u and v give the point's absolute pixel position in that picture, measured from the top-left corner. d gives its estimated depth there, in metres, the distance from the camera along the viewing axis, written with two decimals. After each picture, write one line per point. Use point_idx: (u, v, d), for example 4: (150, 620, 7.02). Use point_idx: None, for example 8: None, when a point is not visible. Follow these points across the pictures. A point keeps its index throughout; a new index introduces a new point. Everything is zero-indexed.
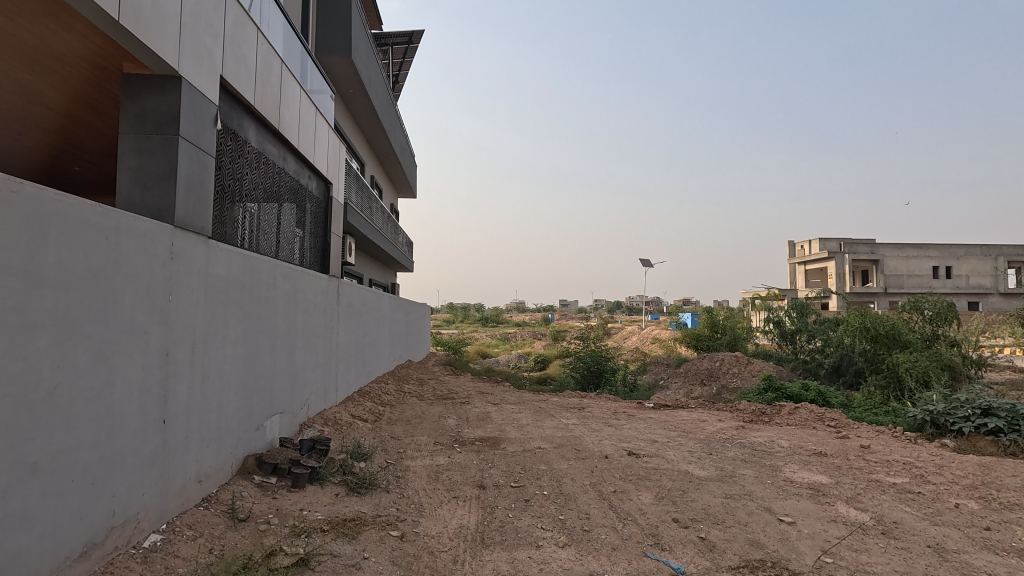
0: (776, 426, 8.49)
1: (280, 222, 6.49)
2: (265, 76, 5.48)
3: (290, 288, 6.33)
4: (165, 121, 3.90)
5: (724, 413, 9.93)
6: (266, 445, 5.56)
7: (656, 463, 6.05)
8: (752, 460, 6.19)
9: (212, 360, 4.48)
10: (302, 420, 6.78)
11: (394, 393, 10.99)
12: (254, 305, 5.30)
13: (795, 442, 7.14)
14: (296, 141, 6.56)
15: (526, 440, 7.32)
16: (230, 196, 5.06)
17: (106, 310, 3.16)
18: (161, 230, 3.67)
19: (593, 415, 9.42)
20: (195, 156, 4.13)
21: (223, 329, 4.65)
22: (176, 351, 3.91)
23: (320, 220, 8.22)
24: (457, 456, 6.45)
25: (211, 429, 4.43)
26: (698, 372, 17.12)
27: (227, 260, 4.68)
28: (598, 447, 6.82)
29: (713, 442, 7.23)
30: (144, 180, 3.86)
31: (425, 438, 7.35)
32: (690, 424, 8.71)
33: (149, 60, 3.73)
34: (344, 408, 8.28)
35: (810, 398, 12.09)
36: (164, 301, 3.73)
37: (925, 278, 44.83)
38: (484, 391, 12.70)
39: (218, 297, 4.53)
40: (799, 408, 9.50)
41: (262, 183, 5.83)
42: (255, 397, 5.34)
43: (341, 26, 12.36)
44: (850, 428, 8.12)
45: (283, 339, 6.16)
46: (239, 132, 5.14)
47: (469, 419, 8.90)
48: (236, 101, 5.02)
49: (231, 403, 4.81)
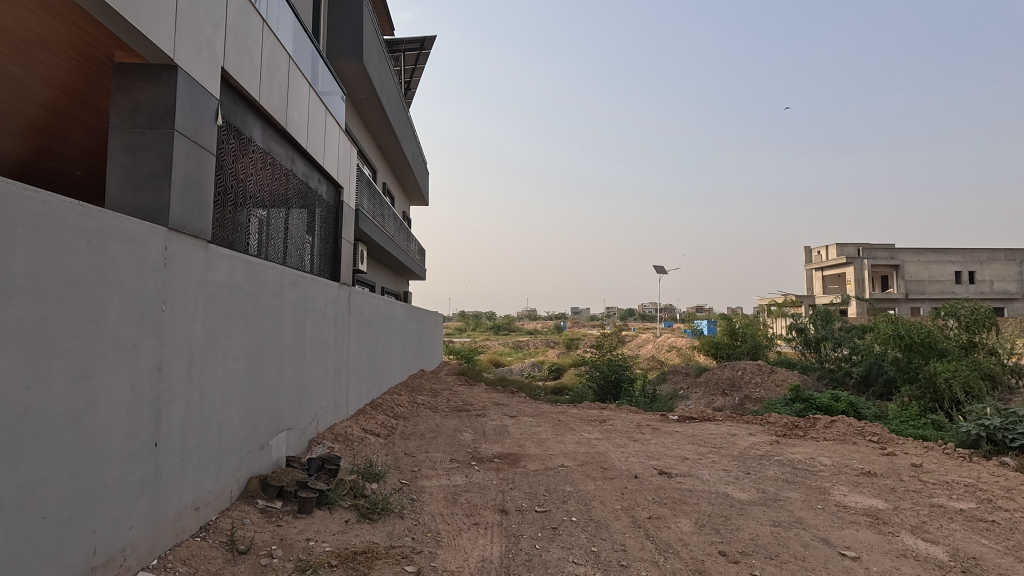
0: (812, 441, 7.96)
1: (287, 228, 6.13)
2: (271, 71, 5.15)
3: (298, 296, 5.98)
4: (159, 114, 3.54)
5: (755, 426, 9.41)
6: (271, 465, 5.20)
7: (690, 484, 5.57)
8: (795, 480, 5.69)
9: (212, 375, 4.12)
10: (311, 437, 6.40)
11: (407, 406, 10.59)
12: (259, 316, 4.95)
13: (838, 459, 6.63)
14: (305, 142, 6.22)
15: (547, 457, 6.88)
16: (233, 198, 4.71)
17: (88, 321, 2.80)
18: (154, 233, 3.33)
19: (615, 429, 8.95)
20: (193, 153, 3.78)
21: (224, 341, 4.31)
22: (171, 368, 3.55)
23: (330, 226, 7.88)
24: (476, 476, 6.03)
25: (211, 450, 4.08)
26: (719, 382, 16.54)
27: (229, 267, 4.35)
28: (626, 466, 6.36)
29: (749, 459, 6.73)
30: (137, 179, 3.51)
31: (441, 455, 6.94)
32: (719, 438, 8.21)
33: (143, 47, 3.38)
34: (355, 422, 7.91)
35: (842, 409, 11.53)
36: (157, 312, 3.38)
37: (946, 284, 43.78)
38: (500, 402, 12.28)
39: (218, 307, 4.18)
40: (835, 420, 8.94)
41: (267, 185, 5.48)
42: (260, 413, 5.00)
43: (352, 29, 12.13)
44: (895, 444, 7.57)
45: (291, 353, 5.81)
46: (242, 130, 4.79)
47: (485, 433, 8.47)
48: (238, 97, 4.67)
49: (233, 422, 4.45)
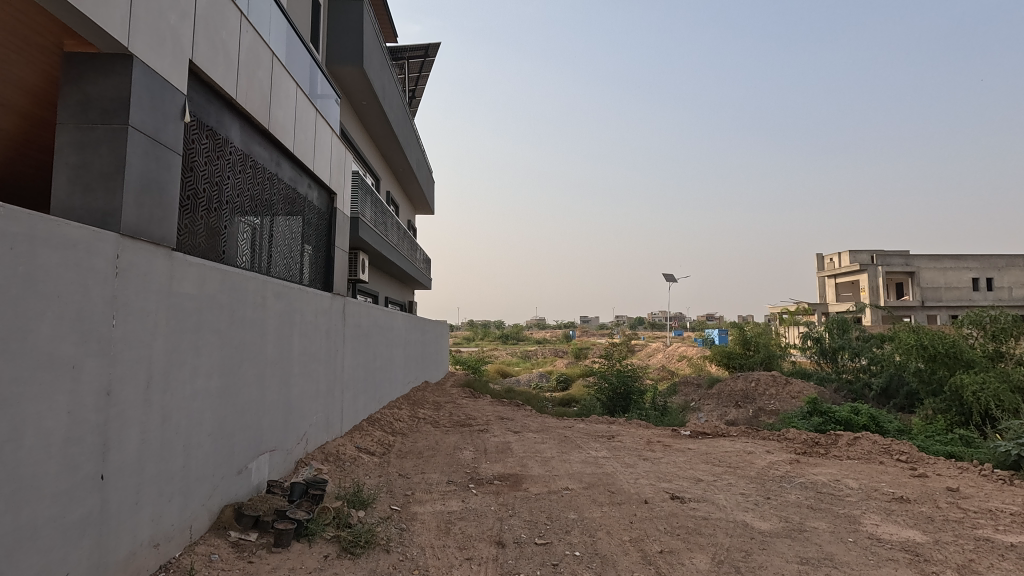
0: (835, 460, 7.45)
1: (272, 235, 5.78)
2: (250, 67, 4.82)
3: (283, 308, 5.61)
4: (113, 108, 3.21)
5: (772, 442, 8.88)
6: (250, 490, 4.82)
7: (705, 511, 5.10)
8: (821, 507, 5.20)
9: (177, 395, 3.73)
10: (299, 457, 6.03)
11: (407, 420, 10.17)
12: (235, 330, 4.58)
13: (865, 482, 6.12)
14: (291, 145, 5.89)
15: (551, 479, 6.42)
16: (207, 202, 4.36)
17: (10, 340, 2.44)
18: (101, 240, 2.98)
19: (624, 446, 8.48)
20: (153, 153, 3.43)
21: (193, 358, 3.93)
22: (124, 389, 3.18)
23: (322, 234, 7.54)
24: (473, 501, 5.59)
25: (176, 479, 3.70)
26: (732, 394, 15.97)
27: (199, 278, 3.99)
28: (636, 489, 5.89)
29: (768, 481, 6.23)
30: (86, 180, 3.16)
31: (438, 476, 6.52)
32: (735, 457, 7.71)
33: (93, 34, 3.04)
34: (349, 440, 7.52)
35: (863, 424, 10.96)
36: (106, 328, 3.02)
37: (964, 291, 42.88)
38: (505, 416, 11.83)
39: (185, 321, 3.81)
40: (858, 437, 8.40)
41: (248, 190, 5.13)
42: (237, 435, 4.62)
43: (352, 34, 11.88)
44: (926, 464, 7.04)
45: (274, 368, 5.43)
46: (217, 130, 4.45)
47: (487, 451, 8.03)
48: (211, 93, 4.33)
49: (204, 447, 4.08)
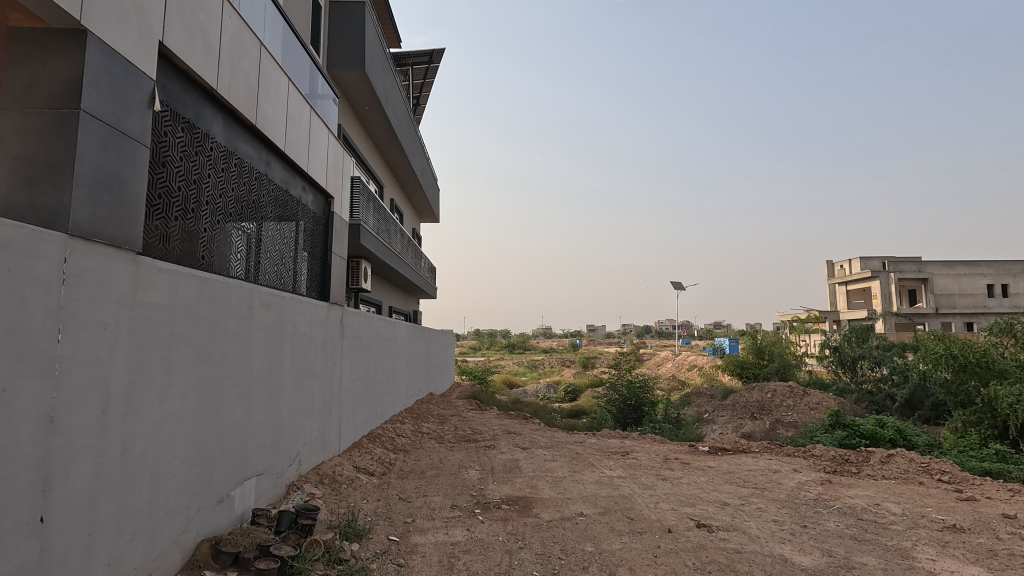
0: (870, 480, 6.88)
1: (261, 240, 5.37)
2: (234, 56, 4.41)
3: (272, 319, 5.18)
4: (63, 92, 2.79)
5: (798, 460, 8.33)
6: (233, 521, 4.36)
7: (737, 543, 4.59)
8: (866, 538, 4.67)
9: (144, 419, 3.29)
10: (290, 481, 5.57)
11: (409, 436, 9.69)
12: (216, 344, 4.14)
13: (909, 507, 5.57)
14: (281, 143, 5.48)
15: (563, 503, 5.91)
16: (183, 202, 3.95)
17: None
18: (45, 241, 2.56)
19: (640, 464, 7.94)
20: (113, 144, 3.02)
21: (164, 376, 3.50)
22: (74, 415, 2.75)
23: (318, 240, 7.12)
24: (479, 529, 5.09)
25: (140, 515, 3.25)
26: (748, 405, 15.40)
27: (172, 286, 3.56)
28: (657, 516, 5.38)
29: (802, 506, 5.69)
30: (31, 173, 2.74)
31: (441, 499, 6.03)
32: (760, 477, 7.16)
33: (40, 7, 2.64)
34: (347, 459, 7.05)
35: (889, 438, 10.38)
36: (48, 345, 2.59)
37: (979, 298, 41.96)
38: (512, 430, 11.31)
39: (153, 334, 3.37)
40: (892, 454, 7.83)
41: (232, 190, 4.72)
42: (217, 461, 4.17)
43: (353, 36, 11.53)
44: (971, 485, 6.48)
45: (262, 385, 4.98)
46: (194, 123, 4.04)
47: (494, 470, 7.54)
48: (187, 82, 3.93)
49: (176, 476, 3.62)
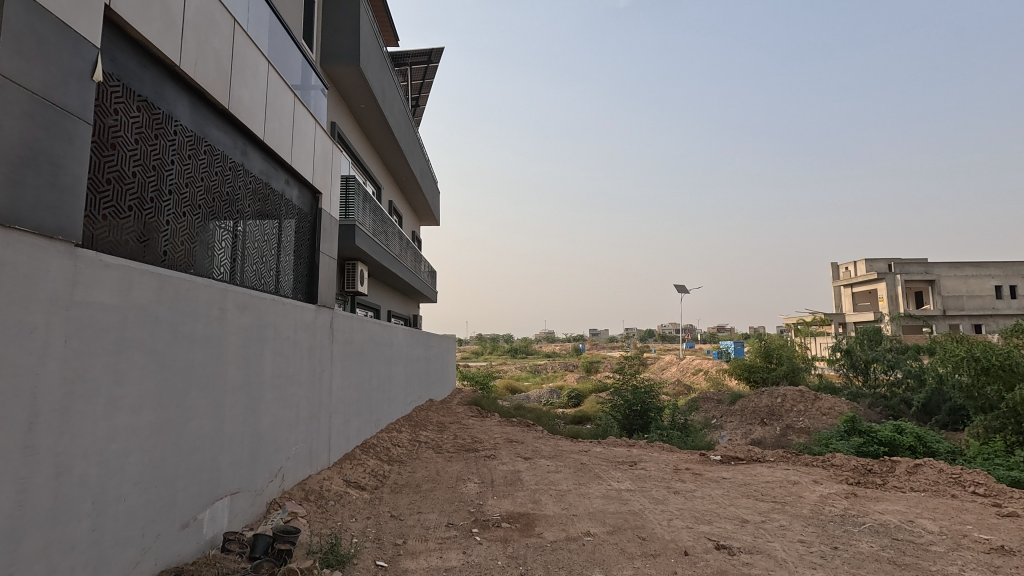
0: (898, 493, 6.39)
1: (238, 236, 4.94)
2: (202, 31, 4.02)
3: (249, 323, 4.73)
4: None
5: (818, 470, 7.84)
6: (200, 548, 3.91)
7: (762, 568, 4.12)
8: (905, 562, 4.20)
9: (84, 436, 2.84)
10: (271, 499, 5.12)
11: (406, 445, 9.21)
12: (179, 349, 3.70)
13: (947, 524, 5.09)
14: (259, 131, 5.07)
15: (568, 520, 5.44)
16: (141, 190, 3.54)
17: None
18: None
19: (649, 475, 7.46)
20: (44, 116, 2.62)
21: (112, 386, 3.06)
22: None
23: (305, 238, 6.70)
24: (476, 552, 4.63)
25: (81, 548, 2.81)
26: (757, 411, 14.90)
27: (123, 283, 3.13)
28: (672, 536, 4.91)
29: (829, 524, 5.21)
30: None
31: (436, 517, 5.56)
32: (779, 489, 6.68)
33: None
34: (336, 472, 6.60)
35: (910, 444, 9.88)
36: None
37: (987, 299, 41.36)
38: (513, 438, 10.83)
39: (98, 339, 2.93)
40: (919, 463, 7.35)
41: (203, 180, 4.30)
42: (182, 481, 3.73)
43: (347, 31, 11.14)
44: (1010, 499, 5.99)
45: (238, 395, 4.53)
46: (152, 103, 3.62)
47: (494, 483, 7.07)
48: (142, 55, 3.51)
49: (128, 500, 3.18)
